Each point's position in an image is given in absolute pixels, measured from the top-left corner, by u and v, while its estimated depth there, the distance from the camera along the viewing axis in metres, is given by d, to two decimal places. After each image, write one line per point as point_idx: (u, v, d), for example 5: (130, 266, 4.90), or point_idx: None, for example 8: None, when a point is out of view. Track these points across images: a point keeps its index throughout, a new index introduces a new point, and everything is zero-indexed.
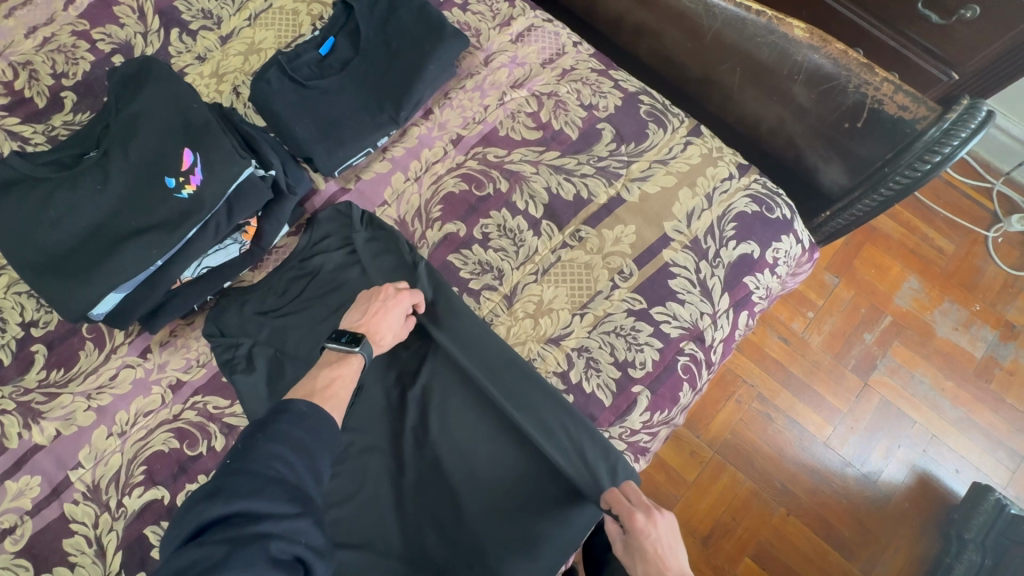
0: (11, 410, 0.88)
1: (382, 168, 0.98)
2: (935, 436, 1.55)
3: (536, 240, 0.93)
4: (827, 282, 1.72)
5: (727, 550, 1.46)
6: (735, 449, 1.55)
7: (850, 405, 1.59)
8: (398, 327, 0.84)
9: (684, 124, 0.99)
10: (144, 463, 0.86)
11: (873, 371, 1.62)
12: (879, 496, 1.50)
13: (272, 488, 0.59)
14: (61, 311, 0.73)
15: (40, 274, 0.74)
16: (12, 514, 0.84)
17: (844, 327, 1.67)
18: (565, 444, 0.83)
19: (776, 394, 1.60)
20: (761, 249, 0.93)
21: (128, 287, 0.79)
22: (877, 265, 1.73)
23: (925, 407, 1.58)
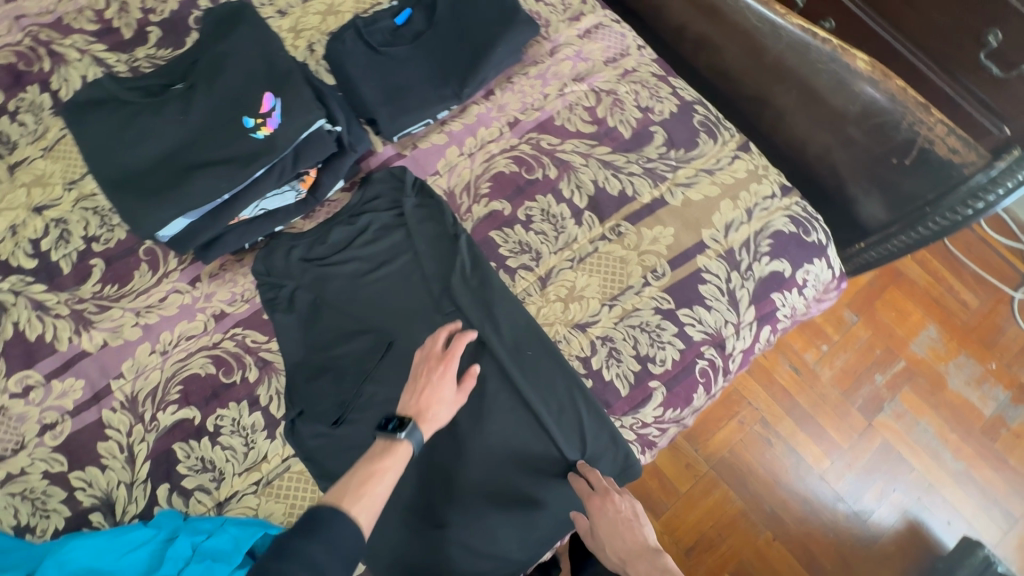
0: (65, 316, 0.94)
1: (439, 140, 1.01)
2: (931, 485, 1.56)
3: (577, 229, 0.96)
4: (846, 318, 1.74)
5: (708, 564, 1.49)
6: (731, 468, 1.57)
7: (851, 442, 1.60)
8: (451, 396, 0.81)
9: (735, 139, 1.02)
10: (180, 383, 0.91)
11: (879, 414, 1.63)
12: (866, 535, 1.52)
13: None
14: (132, 227, 0.78)
15: (117, 189, 0.78)
16: (54, 412, 0.90)
17: (856, 365, 1.68)
18: (576, 425, 0.88)
19: (778, 420, 1.62)
20: (792, 269, 0.96)
21: (194, 215, 0.83)
22: (898, 309, 1.74)
23: (926, 454, 1.59)
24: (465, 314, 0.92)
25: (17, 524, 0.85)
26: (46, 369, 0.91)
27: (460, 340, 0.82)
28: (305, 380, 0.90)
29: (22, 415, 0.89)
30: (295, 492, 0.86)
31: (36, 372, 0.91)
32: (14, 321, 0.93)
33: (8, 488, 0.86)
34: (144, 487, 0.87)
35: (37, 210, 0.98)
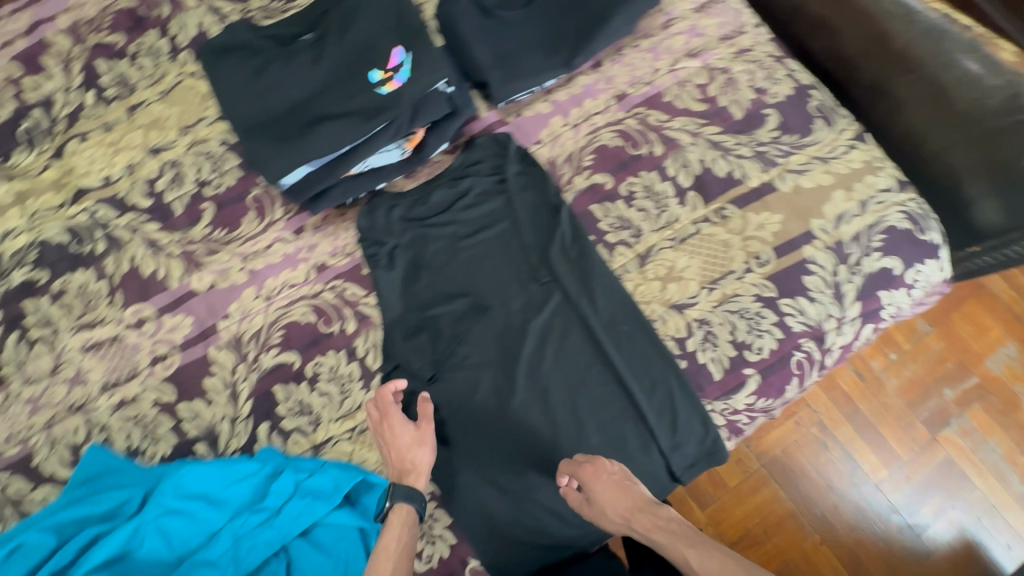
0: (176, 255, 0.98)
1: (544, 109, 1.01)
2: (994, 507, 1.39)
3: (679, 209, 0.95)
4: (918, 328, 1.55)
5: (753, 562, 1.38)
6: (781, 469, 1.45)
7: (912, 454, 1.43)
8: (415, 435, 0.83)
9: (852, 127, 0.98)
10: (282, 328, 0.94)
11: (943, 428, 1.45)
12: (922, 549, 1.36)
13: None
14: (261, 170, 0.82)
15: (252, 133, 0.84)
16: (164, 345, 0.94)
17: (924, 378, 1.50)
18: (665, 403, 0.88)
19: (838, 425, 1.47)
20: (903, 268, 0.92)
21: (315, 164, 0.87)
22: (975, 323, 1.54)
23: (990, 474, 1.41)
24: (560, 284, 0.92)
25: (128, 446, 0.90)
26: (158, 304, 0.96)
27: (383, 392, 0.84)
28: (403, 336, 0.92)
29: (136, 345, 0.94)
30: None
31: (149, 307, 0.96)
32: (130, 257, 0.98)
33: (122, 412, 0.91)
34: (246, 424, 0.91)
35: (154, 152, 1.02)
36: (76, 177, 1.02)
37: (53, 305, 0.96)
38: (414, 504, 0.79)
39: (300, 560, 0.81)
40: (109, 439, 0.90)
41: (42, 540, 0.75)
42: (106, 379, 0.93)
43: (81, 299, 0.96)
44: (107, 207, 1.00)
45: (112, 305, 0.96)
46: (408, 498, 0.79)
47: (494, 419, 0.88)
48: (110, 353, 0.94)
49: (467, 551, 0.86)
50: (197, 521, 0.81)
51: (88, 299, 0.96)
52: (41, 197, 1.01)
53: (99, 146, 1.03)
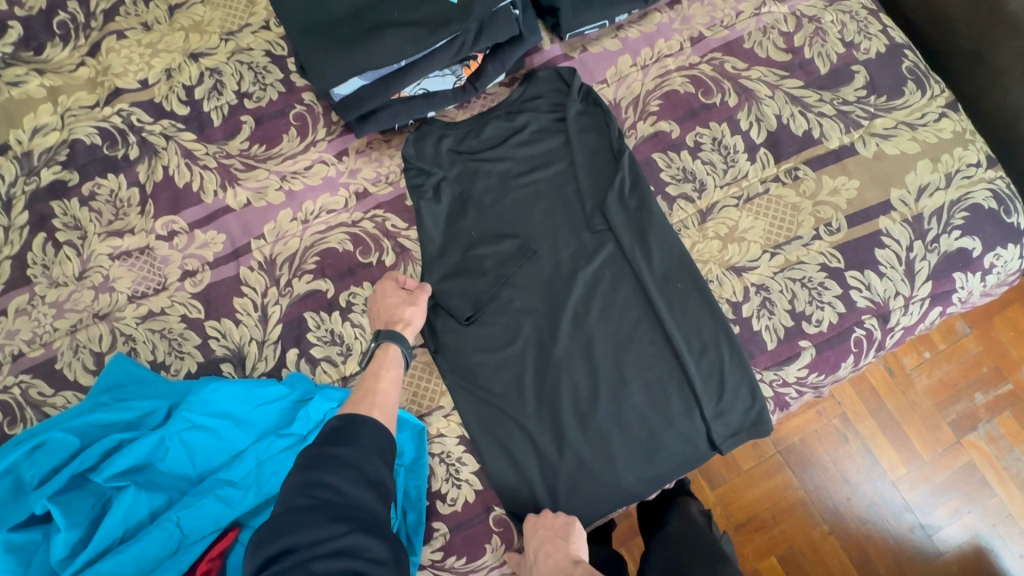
0: (212, 168, 0.93)
1: (612, 46, 0.94)
2: (1012, 516, 1.30)
3: (748, 165, 0.88)
4: (956, 330, 1.42)
5: (756, 544, 1.29)
6: (798, 457, 1.34)
7: (934, 454, 1.33)
8: (406, 297, 0.82)
9: (945, 94, 0.90)
10: (317, 254, 0.90)
11: (969, 432, 1.35)
12: (928, 550, 1.28)
13: (316, 516, 0.57)
14: (311, 77, 0.78)
15: (303, 35, 0.79)
16: (195, 260, 0.90)
17: (957, 378, 1.38)
18: (713, 368, 0.83)
19: (860, 419, 1.36)
20: (983, 250, 0.86)
21: (370, 77, 0.83)
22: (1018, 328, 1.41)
23: (1013, 483, 1.32)
24: (614, 234, 0.86)
25: (153, 359, 0.87)
26: (190, 218, 0.92)
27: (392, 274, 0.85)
28: (443, 272, 0.88)
29: (165, 258, 0.91)
30: (419, 379, 0.86)
31: (181, 219, 0.92)
32: (164, 165, 0.93)
33: (148, 324, 0.88)
34: (275, 348, 0.87)
35: (194, 57, 0.97)
36: (111, 76, 0.97)
37: (82, 208, 0.92)
38: (398, 343, 0.78)
39: None
40: (134, 350, 0.87)
41: (65, 440, 0.73)
42: (133, 289, 0.89)
43: (111, 205, 0.92)
44: (142, 111, 0.95)
45: (143, 215, 0.92)
46: (397, 340, 0.78)
47: (531, 367, 0.84)
48: (138, 263, 0.90)
49: (493, 499, 0.82)
50: (222, 440, 0.78)
51: (119, 206, 0.93)
52: (74, 95, 0.97)
53: (136, 46, 0.98)
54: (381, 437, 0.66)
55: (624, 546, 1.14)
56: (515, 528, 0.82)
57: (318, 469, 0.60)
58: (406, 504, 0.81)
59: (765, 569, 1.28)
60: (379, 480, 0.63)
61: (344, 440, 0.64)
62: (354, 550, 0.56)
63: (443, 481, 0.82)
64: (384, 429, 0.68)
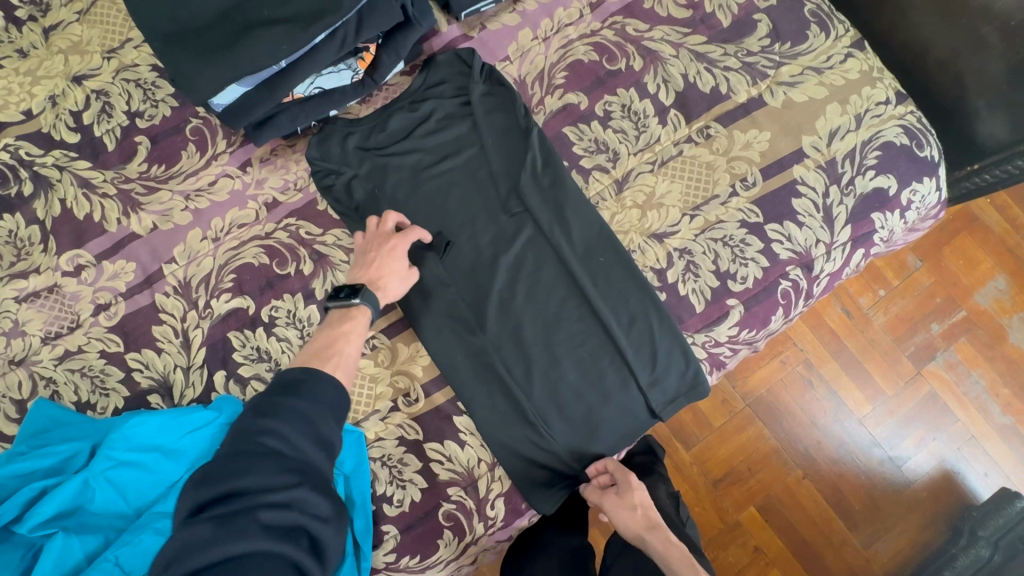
0: (112, 195, 0.89)
1: (510, 20, 0.91)
2: (973, 438, 1.33)
3: (660, 129, 0.87)
4: (907, 265, 1.42)
5: (734, 497, 1.29)
6: (767, 407, 1.34)
7: (896, 388, 1.35)
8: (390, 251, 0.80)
9: (850, 34, 0.89)
10: (233, 272, 0.87)
11: (928, 362, 1.37)
12: (897, 480, 1.31)
13: (265, 463, 0.55)
14: (187, 92, 0.78)
15: (169, 45, 0.79)
16: (107, 293, 0.87)
17: (912, 313, 1.39)
18: (644, 339, 0.83)
19: (823, 362, 1.36)
20: (899, 187, 0.86)
21: (251, 83, 0.81)
22: (966, 256, 1.42)
23: (972, 407, 1.35)
24: (532, 216, 0.85)
25: (78, 400, 0.84)
26: (96, 250, 0.88)
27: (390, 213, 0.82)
28: None
29: (75, 294, 0.87)
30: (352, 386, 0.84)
31: (87, 252, 0.88)
32: (61, 198, 0.89)
33: (66, 364, 0.85)
34: (201, 373, 0.85)
35: (77, 80, 0.93)
36: None
37: None
38: (371, 307, 0.75)
39: None
40: (57, 393, 0.85)
41: None
42: (46, 331, 0.86)
43: (12, 246, 0.89)
44: (30, 144, 0.91)
45: (46, 252, 0.88)
46: (372, 306, 0.75)
47: (464, 360, 0.83)
48: (48, 303, 0.87)
49: (441, 494, 0.81)
50: (152, 473, 0.77)
51: (20, 246, 0.89)
52: None
53: (14, 75, 0.93)
54: (333, 400, 0.63)
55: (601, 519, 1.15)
56: (465, 520, 0.81)
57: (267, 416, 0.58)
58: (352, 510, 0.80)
59: (745, 520, 1.28)
60: (330, 440, 0.62)
61: (301, 395, 0.61)
62: (300, 503, 0.56)
63: (387, 484, 0.82)
64: (342, 391, 0.65)
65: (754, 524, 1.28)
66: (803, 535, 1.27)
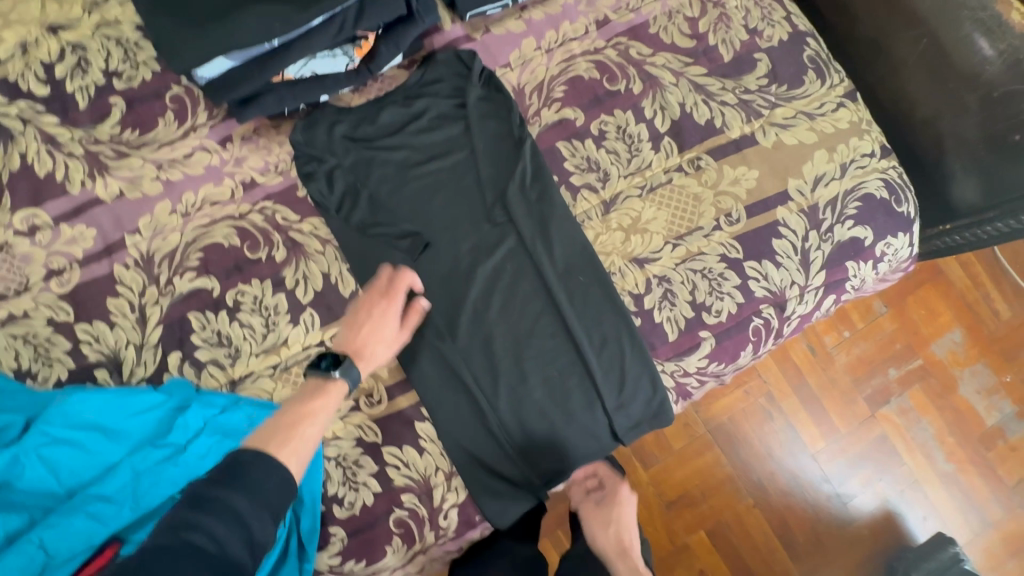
0: (78, 155, 0.85)
1: (515, 27, 0.90)
2: (916, 482, 1.38)
3: (652, 155, 0.87)
4: (873, 309, 1.46)
5: (686, 520, 1.31)
6: (727, 436, 1.35)
7: (851, 428, 1.39)
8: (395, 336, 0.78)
9: (844, 84, 0.91)
10: (201, 250, 0.84)
11: (883, 406, 1.41)
12: (842, 517, 1.34)
13: (193, 564, 0.51)
14: (171, 59, 0.75)
15: (158, 8, 0.76)
16: (61, 258, 0.83)
17: (873, 357, 1.43)
18: (614, 363, 0.83)
19: (784, 397, 1.39)
20: (874, 239, 0.88)
21: (241, 58, 0.79)
22: (928, 307, 1.47)
23: (919, 453, 1.40)
24: (516, 228, 0.84)
25: (17, 368, 0.80)
26: (55, 211, 0.84)
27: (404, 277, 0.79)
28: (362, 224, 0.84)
29: (26, 255, 0.82)
30: None
31: (44, 213, 0.83)
32: (22, 153, 0.84)
33: (9, 329, 0.80)
34: (155, 352, 0.81)
35: (52, 30, 0.88)
36: None
37: None
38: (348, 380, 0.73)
39: None
40: None
41: None
42: None
43: None
44: None
45: None
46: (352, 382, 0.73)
47: (432, 366, 0.82)
48: None
49: (394, 500, 0.80)
50: (91, 453, 0.73)
51: None
52: None
53: None
54: (290, 478, 0.62)
55: (559, 528, 1.11)
56: (416, 528, 0.80)
57: (227, 488, 0.56)
58: (300, 509, 0.78)
59: (694, 543, 1.30)
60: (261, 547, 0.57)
61: (243, 485, 0.58)
62: None
63: (339, 485, 0.79)
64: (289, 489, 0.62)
65: (702, 548, 1.30)
66: (748, 563, 1.30)
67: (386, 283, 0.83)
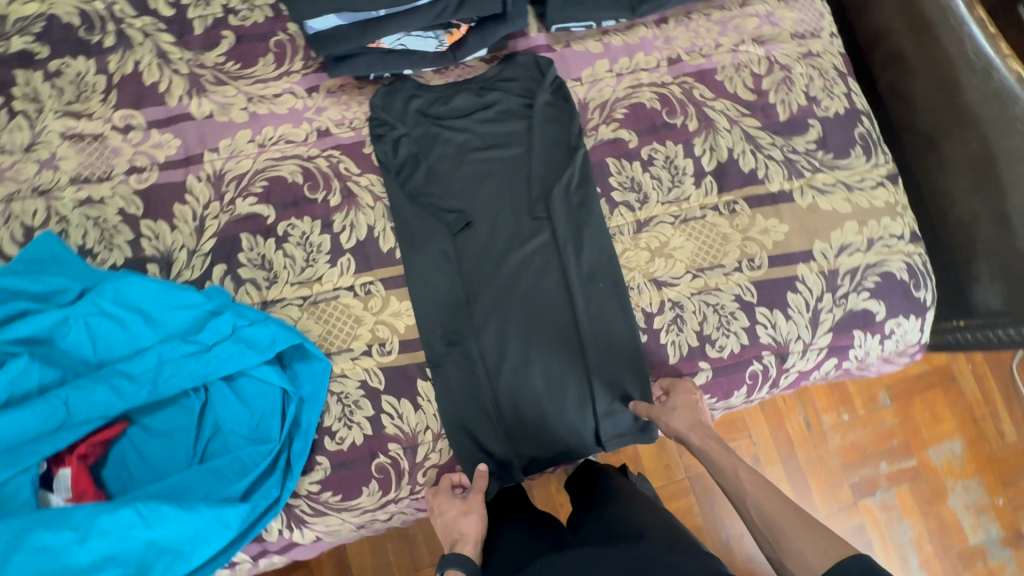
0: (182, 73, 0.94)
1: (594, 48, 0.98)
2: None
3: (693, 189, 0.92)
4: (877, 400, 1.46)
5: None
6: (703, 487, 1.35)
7: (828, 511, 1.39)
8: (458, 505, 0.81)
9: (888, 166, 0.96)
10: (266, 181, 0.91)
11: (867, 496, 1.41)
12: None
13: None
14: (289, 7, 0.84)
15: None
16: (145, 158, 0.92)
17: (867, 445, 1.44)
18: (613, 372, 0.88)
19: (770, 463, 1.41)
20: (886, 315, 0.91)
21: (347, 20, 0.87)
22: (932, 411, 1.47)
23: (893, 552, 1.39)
24: (552, 227, 0.90)
25: (83, 245, 0.88)
26: (150, 117, 0.93)
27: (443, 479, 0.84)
28: (415, 189, 0.91)
29: (116, 149, 0.91)
30: (335, 320, 0.88)
31: (141, 116, 0.93)
32: (136, 60, 0.94)
33: (84, 210, 0.89)
34: (203, 260, 0.89)
35: None
36: None
37: (45, 83, 0.93)
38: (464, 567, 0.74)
39: (215, 402, 0.83)
40: (65, 232, 0.88)
41: None
42: (77, 173, 0.90)
43: (75, 86, 0.93)
44: (127, 4, 0.96)
45: (104, 103, 0.93)
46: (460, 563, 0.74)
47: (446, 333, 0.87)
48: (89, 149, 0.91)
49: (380, 446, 0.85)
50: (129, 333, 0.80)
51: (82, 89, 0.93)
52: None
53: None
54: None
55: None
56: (394, 477, 0.84)
57: None
58: (296, 433, 0.84)
59: None
60: None
61: None
62: None
63: (335, 419, 0.85)
64: None
65: None
66: None
67: (422, 247, 0.89)
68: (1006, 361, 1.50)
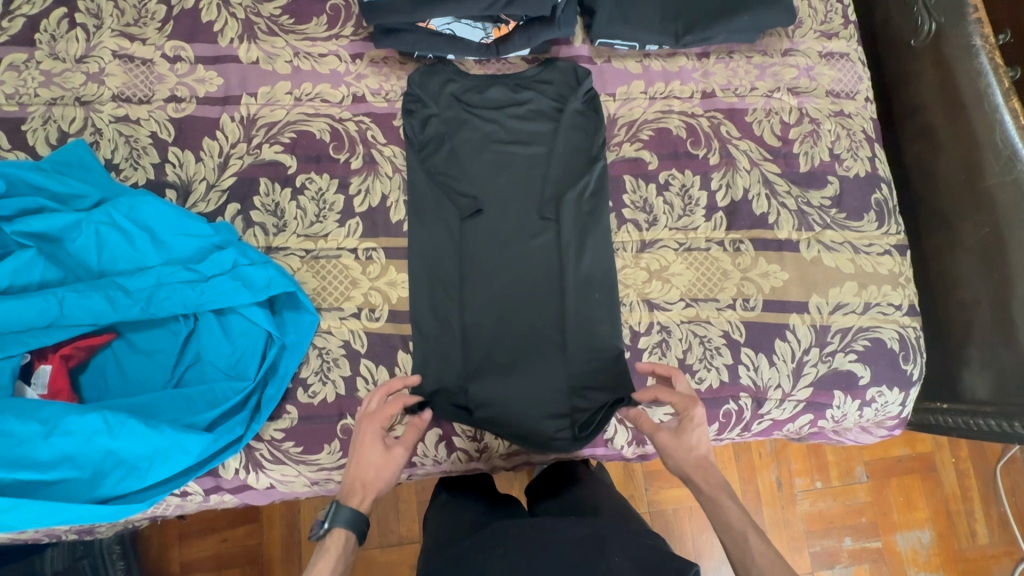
0: (238, 18, 0.98)
1: (633, 68, 1.00)
2: None
3: (702, 221, 0.94)
4: (854, 473, 1.39)
5: None
6: (665, 526, 1.22)
7: None
8: None
9: (898, 236, 0.96)
10: (295, 133, 0.94)
11: (825, 568, 1.34)
12: None
13: None
14: None
15: None
16: (185, 90, 0.95)
17: (834, 516, 1.36)
18: (589, 381, 0.88)
19: None
20: (869, 381, 0.91)
21: None
22: (907, 495, 1.39)
23: None
24: (557, 229, 0.92)
25: (109, 159, 0.92)
26: (199, 52, 0.97)
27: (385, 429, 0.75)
28: (433, 167, 0.94)
29: (160, 76, 0.95)
30: (332, 277, 0.90)
31: (190, 50, 0.97)
32: None
33: (118, 126, 0.92)
34: (220, 196, 0.91)
35: None
36: None
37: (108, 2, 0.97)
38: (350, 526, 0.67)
39: (201, 331, 0.85)
40: (96, 144, 0.92)
41: None
42: (120, 91, 0.94)
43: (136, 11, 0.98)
44: None
45: (159, 32, 0.97)
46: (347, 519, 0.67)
47: (436, 309, 0.89)
48: (136, 70, 0.95)
49: (348, 408, 0.86)
50: (134, 248, 0.82)
51: (143, 15, 0.98)
52: None
53: None
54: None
55: None
56: None
57: None
58: (271, 377, 0.85)
59: None
60: None
61: None
62: None
63: (312, 372, 0.86)
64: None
65: None
66: None
67: (430, 224, 0.91)
68: (990, 463, 1.42)
